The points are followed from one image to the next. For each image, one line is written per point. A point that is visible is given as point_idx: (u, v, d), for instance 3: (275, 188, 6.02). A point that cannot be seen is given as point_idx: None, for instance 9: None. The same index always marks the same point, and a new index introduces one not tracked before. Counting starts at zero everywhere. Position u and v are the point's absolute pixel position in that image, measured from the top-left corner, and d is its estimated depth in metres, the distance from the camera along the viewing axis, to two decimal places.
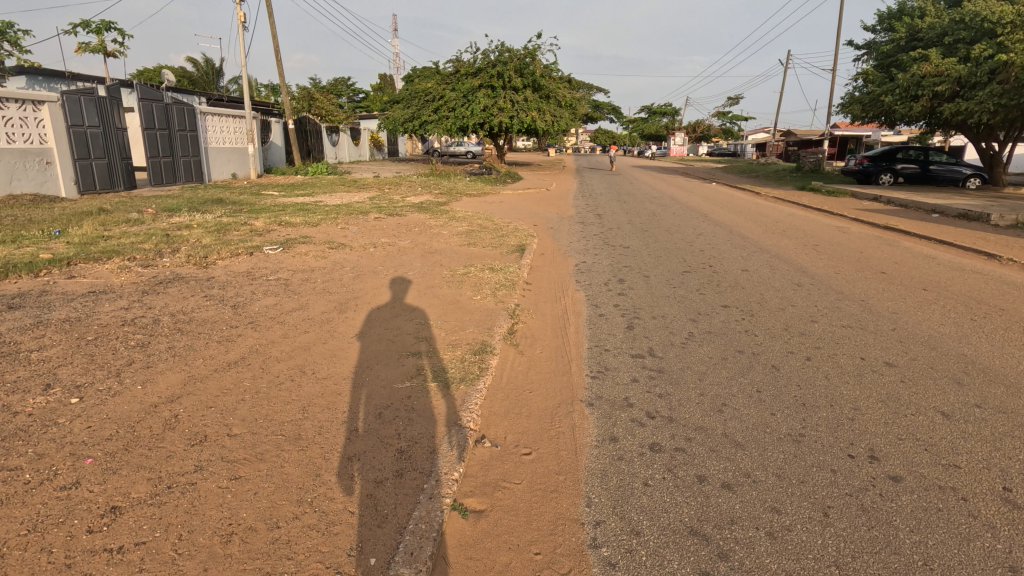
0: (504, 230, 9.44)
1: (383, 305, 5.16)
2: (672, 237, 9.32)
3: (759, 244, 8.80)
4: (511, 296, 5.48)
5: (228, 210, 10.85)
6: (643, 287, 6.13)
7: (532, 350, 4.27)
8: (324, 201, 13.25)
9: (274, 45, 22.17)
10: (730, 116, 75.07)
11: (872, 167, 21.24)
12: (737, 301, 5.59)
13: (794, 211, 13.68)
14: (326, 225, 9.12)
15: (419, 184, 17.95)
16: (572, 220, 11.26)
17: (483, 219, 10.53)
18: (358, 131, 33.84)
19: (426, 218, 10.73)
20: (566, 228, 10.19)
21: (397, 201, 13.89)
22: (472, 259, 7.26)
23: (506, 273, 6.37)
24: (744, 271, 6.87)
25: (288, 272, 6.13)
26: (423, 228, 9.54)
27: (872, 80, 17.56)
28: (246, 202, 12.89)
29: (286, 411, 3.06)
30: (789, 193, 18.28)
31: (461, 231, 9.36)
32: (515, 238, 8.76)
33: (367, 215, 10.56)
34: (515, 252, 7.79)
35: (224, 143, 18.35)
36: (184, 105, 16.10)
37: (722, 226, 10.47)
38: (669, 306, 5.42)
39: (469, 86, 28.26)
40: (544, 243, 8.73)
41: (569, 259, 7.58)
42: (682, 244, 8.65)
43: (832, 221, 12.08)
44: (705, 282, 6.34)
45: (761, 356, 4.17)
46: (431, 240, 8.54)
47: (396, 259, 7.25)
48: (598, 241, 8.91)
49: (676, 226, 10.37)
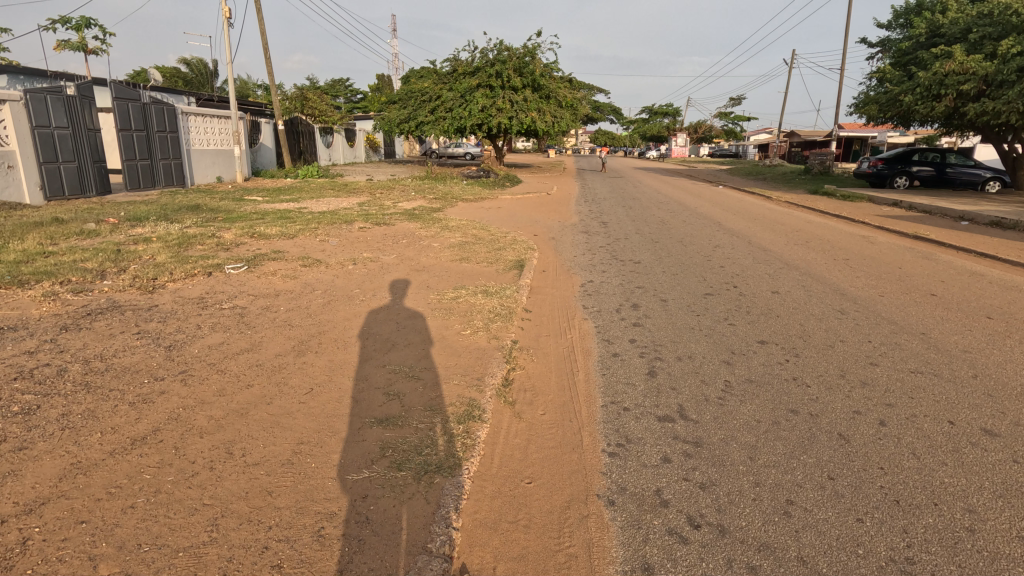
0: (501, 242, 8.58)
1: (352, 342, 4.30)
2: (686, 249, 8.46)
3: (784, 258, 7.94)
4: (507, 330, 4.61)
5: (202, 219, 10.00)
6: (661, 315, 5.27)
7: (532, 410, 3.40)
8: (310, 208, 12.41)
9: (263, 42, 21.32)
10: (733, 117, 74.17)
11: (886, 170, 20.41)
12: (775, 336, 4.72)
13: (811, 218, 12.85)
14: (304, 237, 8.27)
15: (413, 188, 17.09)
16: (576, 229, 10.42)
17: (478, 229, 9.67)
18: (353, 132, 33.01)
19: (416, 227, 9.88)
20: (569, 239, 9.33)
21: (387, 207, 13.04)
22: (465, 279, 6.41)
23: (503, 299, 5.50)
24: (775, 293, 6.01)
25: (247, 299, 5.27)
26: (412, 240, 8.68)
27: (889, 78, 16.73)
28: (227, 208, 12.07)
29: (187, 529, 2.19)
30: (801, 197, 17.44)
31: (453, 242, 8.51)
32: (512, 252, 7.90)
33: (353, 225, 9.73)
34: (513, 269, 6.93)
35: (208, 144, 17.50)
36: (164, 105, 15.24)
37: (739, 237, 9.60)
38: (695, 342, 4.55)
39: (467, 86, 27.44)
40: (545, 257, 7.86)
41: (574, 278, 6.70)
42: (699, 258, 7.80)
43: (855, 229, 11.24)
44: (732, 309, 5.47)
45: (822, 419, 3.30)
46: (418, 255, 7.69)
47: (377, 279, 6.40)
48: (605, 255, 8.05)
49: (689, 237, 9.52)
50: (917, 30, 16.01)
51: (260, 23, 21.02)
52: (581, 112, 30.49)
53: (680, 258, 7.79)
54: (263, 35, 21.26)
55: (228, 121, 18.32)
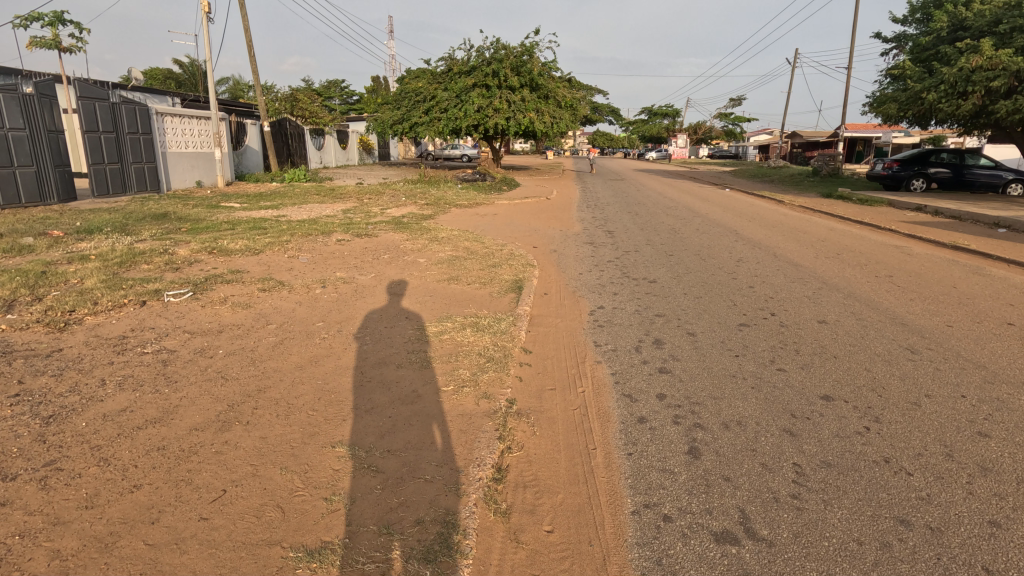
0: (496, 257, 7.59)
1: (299, 404, 3.29)
2: (706, 264, 7.49)
3: (819, 275, 6.97)
4: (501, 385, 3.62)
5: (163, 230, 8.97)
6: (693, 356, 4.29)
7: (535, 524, 2.40)
8: (290, 216, 11.40)
9: (247, 39, 20.37)
10: (733, 118, 73.29)
11: (903, 172, 19.51)
12: (841, 387, 3.74)
13: (832, 225, 11.89)
14: (272, 252, 7.26)
15: (404, 193, 16.07)
16: (579, 240, 9.43)
17: (471, 241, 8.67)
18: (345, 134, 32.05)
19: (402, 238, 8.89)
20: (572, 252, 8.35)
21: (373, 215, 12.04)
22: (451, 306, 5.42)
23: (498, 335, 4.51)
24: (824, 324, 5.03)
25: (181, 338, 4.27)
26: (395, 254, 7.68)
27: (909, 75, 15.85)
28: (199, 217, 11.06)
29: None
30: (815, 202, 16.46)
31: (441, 258, 7.50)
32: (508, 270, 6.91)
33: (332, 236, 8.73)
34: (510, 292, 5.94)
35: (186, 147, 16.52)
36: (136, 105, 14.24)
37: (762, 249, 8.61)
38: (742, 399, 3.57)
39: (462, 85, 26.50)
40: (546, 275, 6.88)
41: (581, 303, 5.72)
42: (722, 276, 6.83)
43: (884, 238, 10.29)
44: (777, 347, 4.50)
45: (950, 539, 2.31)
46: (400, 274, 6.69)
47: (347, 305, 5.39)
48: (614, 271, 7.10)
49: (706, 249, 8.55)
50: (938, 24, 15.14)
51: (245, 20, 20.09)
52: (581, 112, 29.51)
53: (701, 276, 6.83)
54: (247, 32, 20.33)
55: (208, 122, 17.36)
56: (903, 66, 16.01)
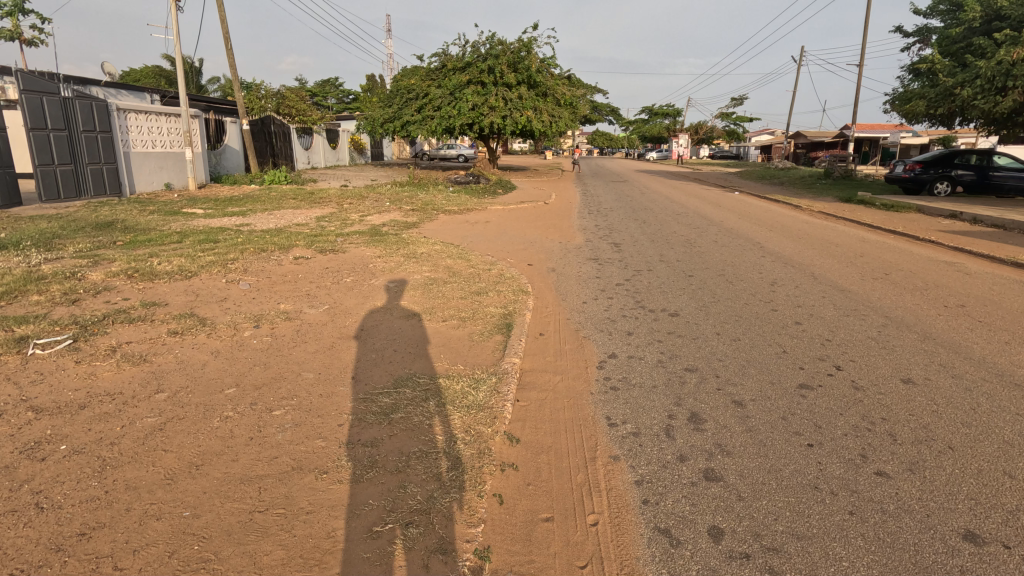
0: (481, 280, 6.30)
1: (129, 575, 2.00)
2: (735, 290, 6.22)
3: (875, 305, 5.71)
4: (467, 521, 2.34)
5: (96, 243, 7.69)
6: (749, 448, 3.02)
7: None
8: (255, 225, 10.09)
9: (224, 31, 19.13)
10: (735, 117, 71.97)
11: (926, 174, 18.17)
12: (985, 514, 2.47)
13: (864, 236, 10.62)
14: (208, 275, 5.95)
15: (389, 197, 14.74)
16: (582, 256, 8.16)
17: (454, 257, 7.38)
18: (335, 133, 30.77)
19: (375, 253, 7.61)
20: (574, 272, 7.08)
21: (350, 224, 10.77)
22: (415, 357, 4.12)
23: (473, 414, 3.23)
24: (912, 386, 3.76)
25: (17, 422, 2.98)
26: (360, 276, 6.39)
27: (939, 70, 14.62)
28: (150, 226, 9.74)
29: None
30: (836, 207, 15.19)
31: (416, 281, 6.20)
32: (496, 299, 5.61)
33: (291, 250, 7.42)
34: (497, 333, 4.66)
35: (152, 147, 15.24)
36: (92, 100, 12.96)
37: (797, 269, 7.33)
38: (844, 545, 2.30)
39: (456, 82, 25.23)
40: (543, 305, 5.61)
41: (587, 351, 4.44)
42: (759, 308, 5.56)
43: (929, 252, 9.02)
44: (864, 429, 3.22)
45: None
46: (360, 304, 5.39)
47: (279, 354, 4.10)
48: (624, 299, 5.83)
49: (731, 268, 7.29)
50: (970, 14, 13.96)
51: (221, 11, 18.87)
52: (580, 111, 28.18)
53: (733, 307, 5.57)
54: (224, 24, 19.11)
55: (178, 120, 16.09)
56: (932, 60, 14.78)
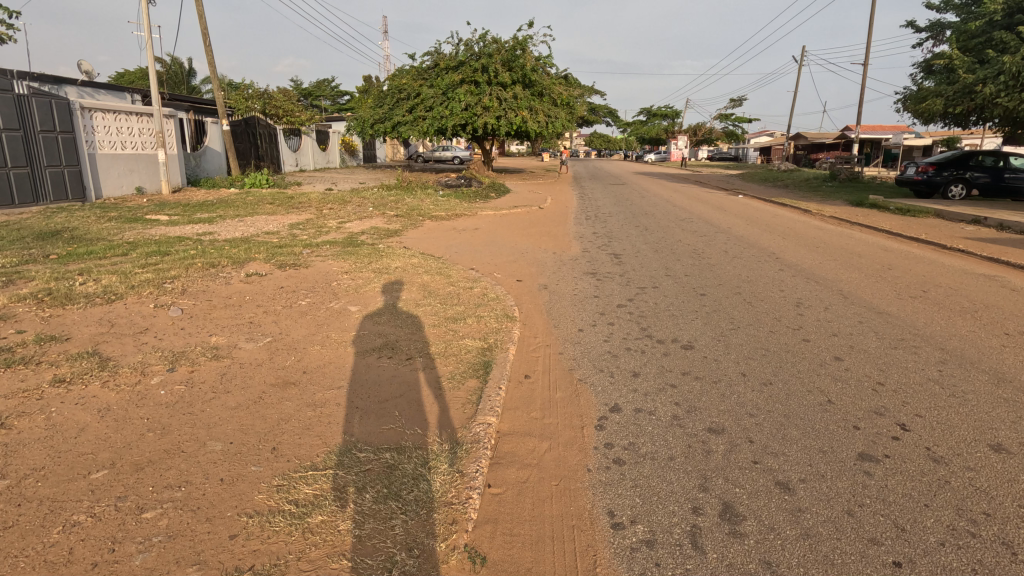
0: (459, 303, 5.39)
1: None
2: (756, 313, 5.35)
3: (925, 334, 4.83)
4: None
5: (23, 257, 6.75)
6: (811, 572, 2.13)
7: None
8: (219, 233, 9.17)
9: (203, 27, 18.27)
10: (734, 119, 71.18)
11: (940, 176, 17.27)
12: None
13: (885, 244, 9.77)
14: (136, 298, 5.03)
15: (373, 201, 13.83)
16: (578, 269, 7.28)
17: (433, 274, 6.48)
18: (324, 135, 29.86)
19: (343, 267, 6.70)
20: (570, 291, 6.19)
21: (324, 232, 9.85)
22: (362, 416, 3.22)
23: (424, 516, 2.33)
24: (1008, 458, 2.88)
25: None
26: (319, 297, 5.48)
27: (958, 65, 13.80)
28: (101, 234, 8.81)
29: None
30: (848, 212, 14.33)
31: (382, 304, 5.30)
32: (473, 328, 4.71)
33: (246, 265, 6.51)
34: (471, 377, 3.76)
35: (122, 148, 14.34)
36: (51, 98, 12.08)
37: (822, 285, 6.46)
38: None
39: (449, 82, 24.36)
40: (531, 335, 4.71)
41: (584, 401, 3.54)
42: (788, 338, 4.69)
43: (962, 263, 8.16)
44: (966, 535, 2.32)
45: None
46: (311, 335, 4.50)
47: (186, 411, 3.19)
48: (628, 326, 4.96)
49: (746, 285, 6.42)
50: (991, 7, 13.16)
51: (199, 6, 18.00)
52: (578, 111, 27.30)
53: (758, 337, 4.68)
54: (202, 20, 18.28)
55: (151, 119, 15.20)
56: (950, 55, 13.97)
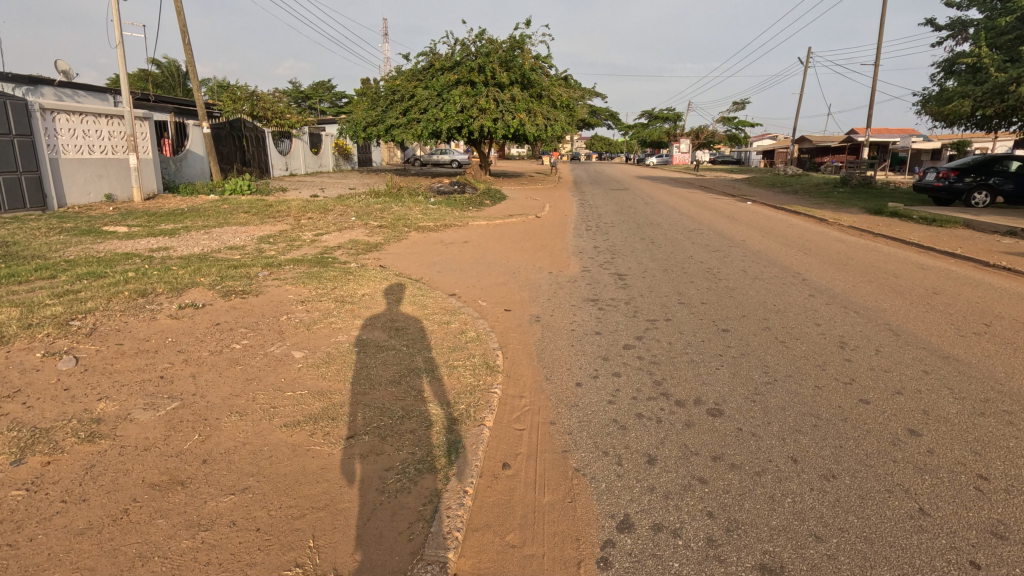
0: (431, 346, 4.41)
1: None
2: (794, 359, 4.37)
3: (1012, 390, 3.85)
4: None
5: None
6: None
7: None
8: (175, 249, 8.19)
9: (183, 25, 17.35)
10: (737, 121, 70.19)
11: (962, 182, 16.23)
12: None
13: (920, 260, 8.75)
14: (25, 343, 4.05)
15: (357, 210, 12.88)
16: (576, 294, 6.30)
17: (405, 304, 5.49)
18: (315, 138, 28.93)
19: (300, 295, 5.71)
20: (566, 326, 5.20)
21: (295, 247, 8.89)
22: (261, 548, 2.24)
23: None
24: None
25: None
26: (258, 338, 4.49)
27: (986, 64, 12.89)
28: (41, 250, 7.83)
29: None
30: (868, 221, 13.37)
31: (336, 348, 4.32)
32: (442, 387, 3.71)
33: (185, 293, 5.53)
34: (430, 471, 2.78)
35: (89, 152, 13.39)
36: (9, 99, 11.18)
37: (865, 318, 5.46)
38: None
39: (444, 82, 23.45)
40: (516, 394, 3.74)
41: (582, 514, 2.55)
42: (843, 399, 3.70)
43: (1013, 284, 7.18)
44: None
45: None
46: (232, 397, 3.50)
47: (3, 543, 2.20)
48: (638, 380, 3.98)
49: (775, 318, 5.44)
50: None
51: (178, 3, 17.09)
52: (578, 113, 26.33)
53: (804, 397, 3.69)
54: (181, 17, 17.36)
55: (122, 121, 14.26)
56: (977, 53, 13.05)
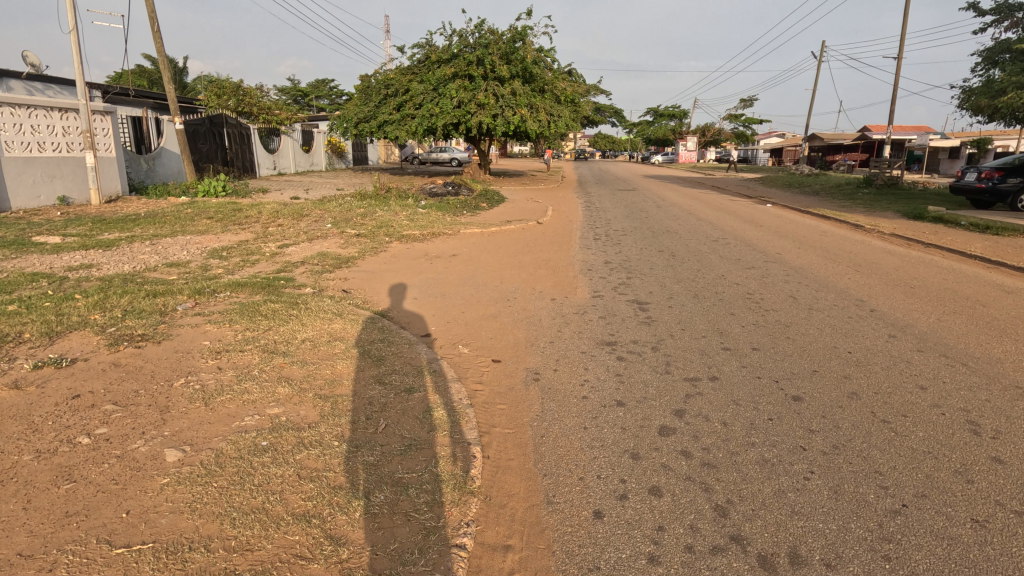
0: (378, 437, 3.00)
1: None
2: (919, 461, 2.92)
3: None
4: None
5: None
6: None
7: None
8: (99, 268, 6.76)
9: (152, 11, 15.93)
10: (745, 119, 68.54)
11: (1007, 183, 14.71)
12: None
13: (996, 280, 7.28)
14: None
15: (336, 215, 11.47)
16: (587, 335, 4.86)
17: (357, 355, 4.05)
18: (306, 135, 27.52)
19: (218, 342, 4.26)
20: (577, 392, 3.76)
21: (249, 264, 7.46)
22: None
23: None
24: None
25: None
26: (123, 423, 3.05)
27: None
28: None
29: None
30: (911, 228, 11.91)
31: (234, 445, 2.88)
32: (379, 533, 2.29)
33: (60, 339, 4.09)
34: None
35: (39, 150, 12.01)
36: None
37: (982, 375, 4.03)
38: None
39: (440, 76, 22.00)
40: (500, 546, 2.32)
41: None
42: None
43: None
44: None
45: None
46: (15, 564, 2.07)
47: None
48: (691, 510, 2.56)
49: (858, 375, 4.01)
50: None
51: None
52: (583, 108, 24.82)
53: (966, 552, 2.28)
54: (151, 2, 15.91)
55: (78, 116, 12.84)
56: None
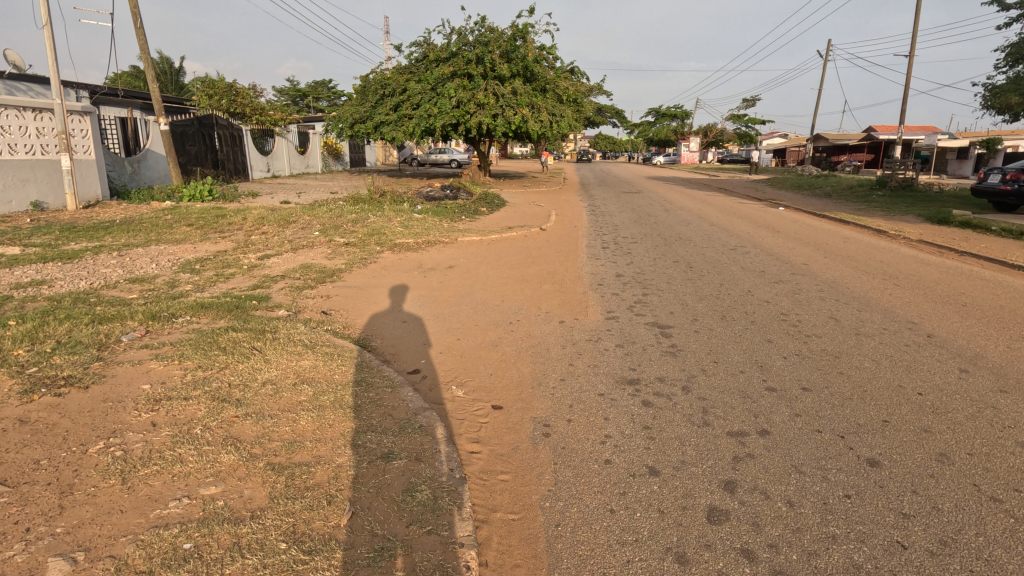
0: (341, 534, 2.26)
1: None
2: None
3: None
4: None
5: None
6: None
7: None
8: (51, 285, 6.03)
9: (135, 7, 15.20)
10: (748, 119, 67.81)
11: None
12: None
13: None
14: None
15: (325, 221, 10.75)
16: (605, 371, 4.11)
17: (327, 404, 3.30)
18: (302, 137, 26.81)
19: (160, 386, 3.50)
20: (597, 455, 3.01)
21: (223, 279, 6.72)
22: None
23: None
24: None
25: None
26: (4, 515, 2.31)
27: None
28: None
29: None
30: (939, 233, 11.17)
31: (144, 552, 2.14)
32: None
33: None
34: None
35: (9, 152, 11.28)
36: None
37: None
38: None
39: (438, 75, 21.28)
40: None
41: None
42: None
43: None
44: None
45: None
46: None
47: None
48: None
49: (941, 428, 3.27)
50: None
51: None
52: (586, 109, 24.11)
53: None
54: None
55: (53, 116, 12.11)
56: None
